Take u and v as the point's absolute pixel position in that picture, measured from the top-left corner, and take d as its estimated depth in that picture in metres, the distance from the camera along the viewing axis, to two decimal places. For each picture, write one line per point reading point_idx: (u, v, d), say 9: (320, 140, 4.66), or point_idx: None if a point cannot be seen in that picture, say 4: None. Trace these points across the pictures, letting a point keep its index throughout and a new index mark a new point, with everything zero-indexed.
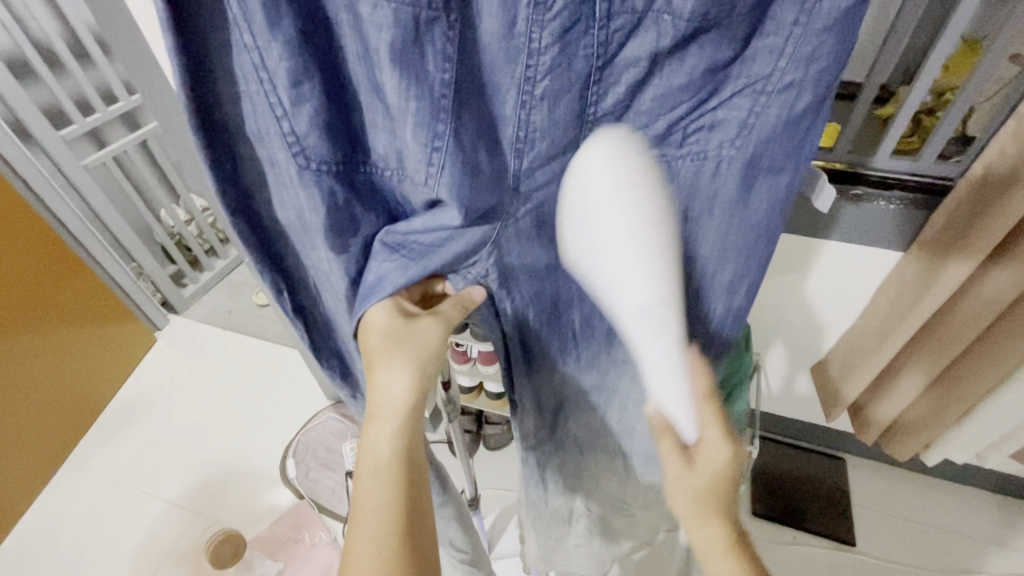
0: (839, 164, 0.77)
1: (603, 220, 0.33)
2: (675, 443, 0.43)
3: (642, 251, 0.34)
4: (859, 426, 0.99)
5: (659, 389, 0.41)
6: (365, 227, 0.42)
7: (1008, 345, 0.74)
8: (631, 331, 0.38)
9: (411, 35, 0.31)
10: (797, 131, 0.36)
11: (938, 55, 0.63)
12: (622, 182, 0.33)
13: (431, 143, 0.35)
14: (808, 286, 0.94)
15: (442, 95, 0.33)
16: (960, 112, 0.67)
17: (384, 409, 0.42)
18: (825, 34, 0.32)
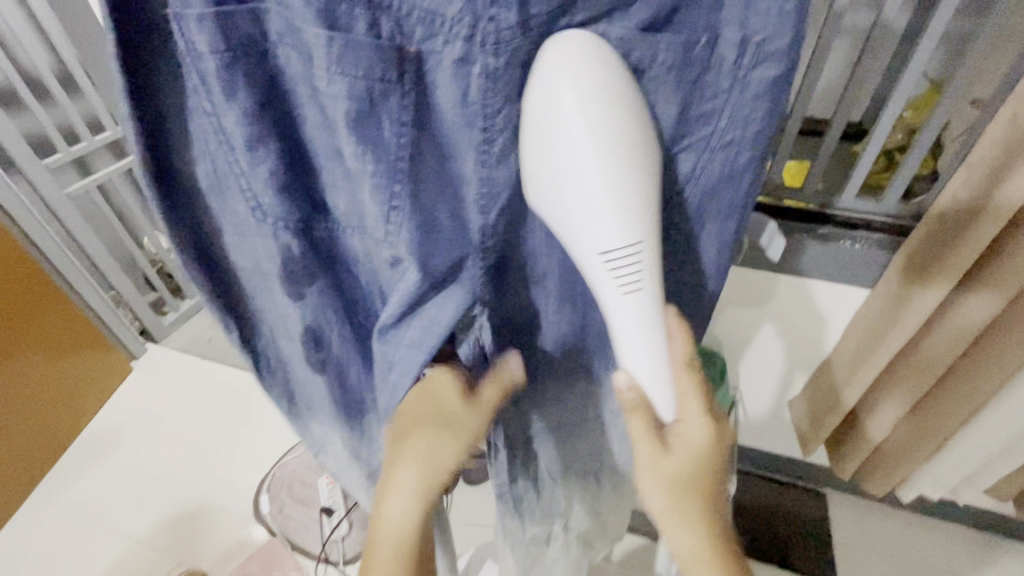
0: (808, 204, 0.81)
1: (570, 145, 0.32)
2: (650, 422, 0.41)
3: (609, 182, 0.33)
4: (834, 462, 0.99)
5: (632, 353, 0.39)
6: (321, 278, 0.44)
7: (975, 381, 0.76)
8: (603, 284, 0.36)
9: (366, 105, 0.33)
10: (736, 183, 0.38)
11: (901, 93, 0.68)
12: (593, 115, 0.32)
13: (389, 202, 0.36)
14: (783, 321, 0.95)
15: (398, 159, 0.35)
16: (921, 153, 0.72)
17: (410, 459, 0.44)
18: (759, 99, 0.35)
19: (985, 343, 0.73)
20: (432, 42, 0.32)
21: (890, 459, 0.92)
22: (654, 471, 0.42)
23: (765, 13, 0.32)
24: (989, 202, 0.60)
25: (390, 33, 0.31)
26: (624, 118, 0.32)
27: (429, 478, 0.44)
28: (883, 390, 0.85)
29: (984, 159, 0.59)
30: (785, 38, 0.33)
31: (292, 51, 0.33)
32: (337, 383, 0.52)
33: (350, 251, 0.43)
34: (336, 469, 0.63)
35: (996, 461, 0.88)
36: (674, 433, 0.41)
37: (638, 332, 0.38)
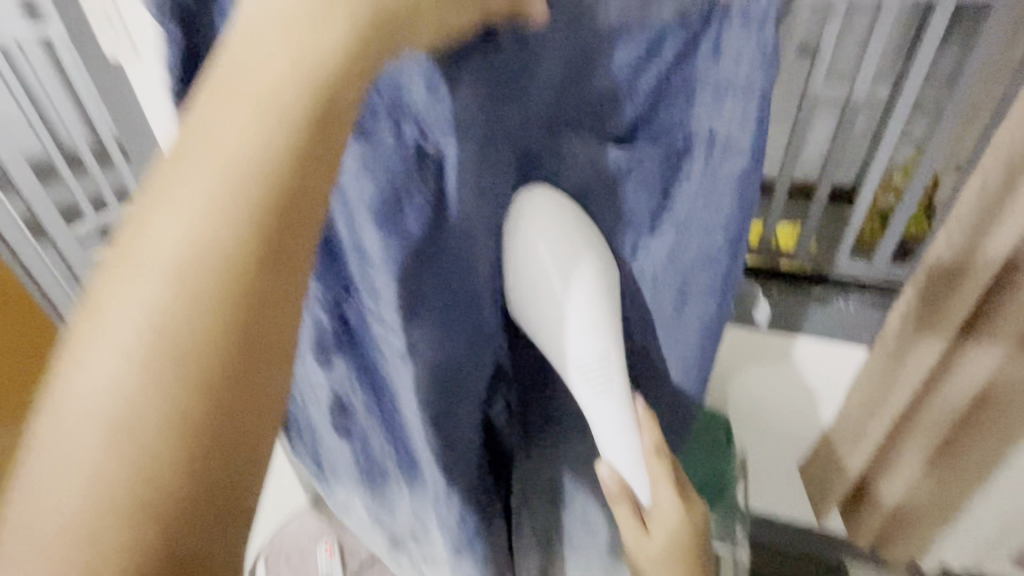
0: (804, 264, 0.86)
1: (539, 260, 0.35)
2: (631, 510, 0.40)
3: (580, 298, 0.35)
4: (849, 530, 0.95)
5: (612, 451, 0.38)
6: (347, 357, 0.39)
7: (981, 438, 0.76)
8: (581, 395, 0.37)
9: (390, 196, 0.30)
10: (720, 262, 0.37)
11: (879, 160, 0.74)
12: (559, 249, 0.34)
13: (411, 310, 0.33)
14: (780, 382, 0.95)
15: (422, 246, 0.31)
16: (906, 216, 0.77)
17: (92, 379, 0.21)
18: (728, 186, 0.34)
19: (988, 400, 0.73)
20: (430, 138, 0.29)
21: (905, 526, 0.89)
22: (640, 550, 0.41)
23: (730, 107, 0.32)
24: (973, 255, 0.64)
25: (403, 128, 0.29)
26: (578, 245, 0.35)
27: (147, 410, 0.21)
28: (891, 454, 0.84)
29: (962, 222, 0.62)
30: (747, 133, 0.33)
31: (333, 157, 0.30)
32: (361, 451, 0.48)
33: (374, 354, 0.37)
34: (360, 526, 0.59)
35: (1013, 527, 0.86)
36: (653, 516, 0.41)
37: (614, 434, 0.38)
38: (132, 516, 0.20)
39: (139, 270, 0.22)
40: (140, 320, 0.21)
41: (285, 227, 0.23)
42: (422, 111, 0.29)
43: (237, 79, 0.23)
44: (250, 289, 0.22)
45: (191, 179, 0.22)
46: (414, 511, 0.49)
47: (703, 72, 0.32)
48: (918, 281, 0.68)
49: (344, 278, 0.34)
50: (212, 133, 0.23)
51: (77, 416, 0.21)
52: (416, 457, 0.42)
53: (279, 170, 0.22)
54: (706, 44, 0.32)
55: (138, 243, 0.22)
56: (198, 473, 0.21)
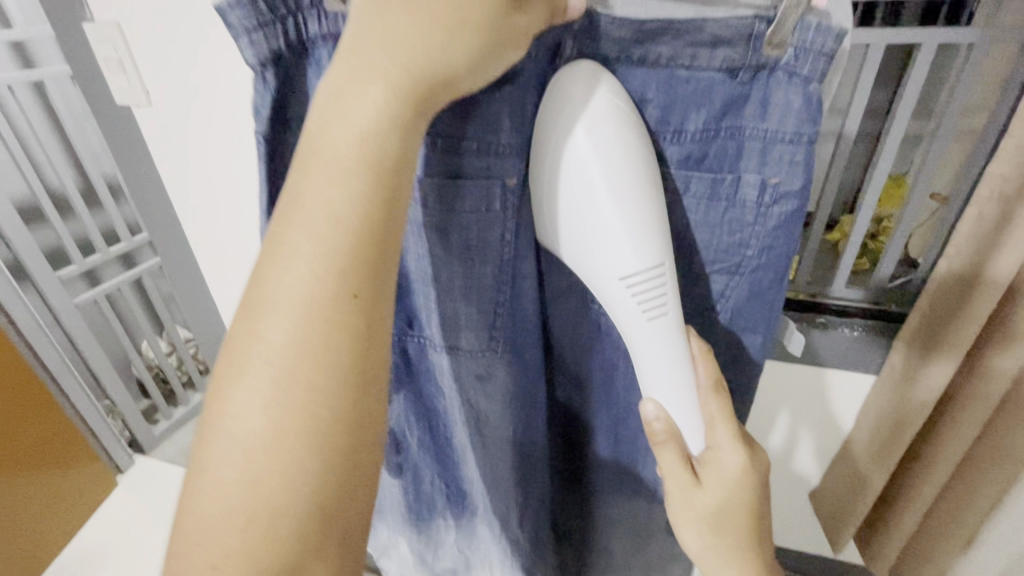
0: (800, 293, 0.89)
1: (581, 167, 0.30)
2: (679, 454, 0.35)
3: (630, 207, 0.30)
4: (867, 558, 0.94)
5: (665, 391, 0.35)
6: (405, 395, 0.41)
7: (993, 466, 0.76)
8: (630, 315, 0.33)
9: (476, 226, 0.32)
10: (768, 300, 0.38)
11: (873, 191, 0.77)
12: (602, 140, 0.29)
13: (490, 337, 0.35)
14: (789, 411, 0.95)
15: (503, 272, 0.34)
16: (900, 240, 0.80)
17: (226, 445, 0.23)
18: (778, 232, 0.35)
19: (996, 423, 0.74)
20: (497, 156, 0.31)
21: (924, 553, 0.88)
22: (689, 507, 0.37)
23: (779, 159, 0.33)
24: (978, 276, 0.65)
25: (473, 146, 0.31)
26: (632, 147, 0.30)
27: (274, 475, 0.22)
28: (908, 481, 0.84)
29: (962, 254, 0.66)
30: (796, 183, 0.33)
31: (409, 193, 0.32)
32: (409, 491, 0.47)
33: (436, 390, 0.39)
34: (399, 567, 0.55)
35: None
36: (704, 462, 0.36)
37: (665, 366, 0.34)
38: (300, 514, 0.22)
39: (258, 343, 0.23)
40: (262, 388, 0.23)
41: (372, 281, 0.23)
42: (483, 132, 0.31)
43: (321, 139, 0.24)
44: (356, 312, 0.23)
45: (292, 252, 0.23)
46: (460, 547, 0.49)
47: (752, 125, 0.33)
48: (940, 284, 0.69)
49: (411, 310, 0.37)
50: (301, 192, 0.24)
51: (213, 475, 0.23)
52: (469, 486, 0.43)
53: (358, 227, 0.23)
54: (754, 101, 0.32)
55: (253, 314, 0.23)
56: (330, 473, 0.23)
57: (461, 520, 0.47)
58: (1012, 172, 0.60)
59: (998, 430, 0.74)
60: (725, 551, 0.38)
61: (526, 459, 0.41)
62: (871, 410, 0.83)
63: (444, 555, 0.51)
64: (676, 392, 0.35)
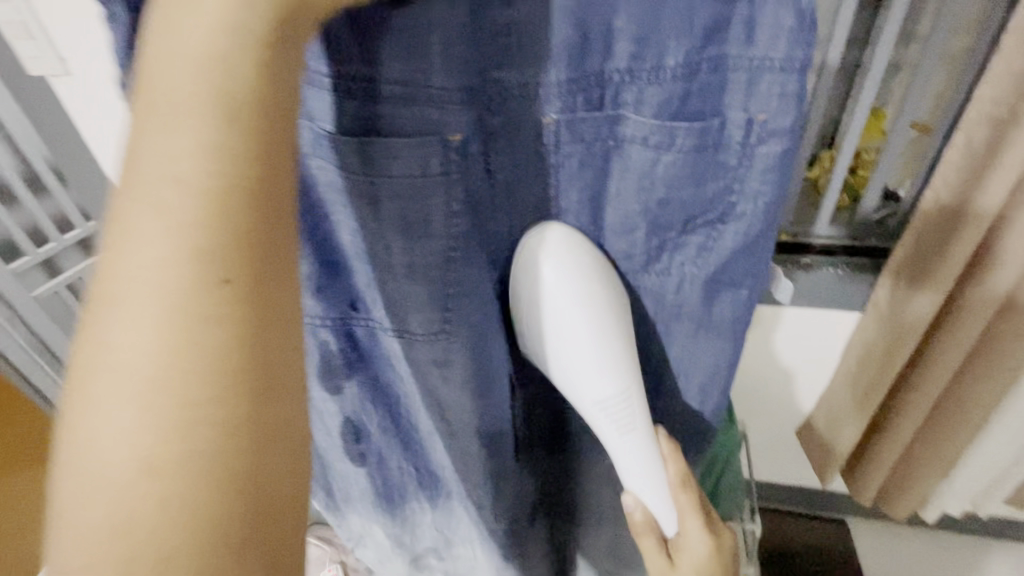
0: (786, 233, 0.86)
1: (559, 314, 0.34)
2: (655, 539, 0.39)
3: (603, 347, 0.35)
4: (852, 488, 0.98)
5: (640, 483, 0.38)
6: (358, 380, 0.39)
7: (976, 396, 0.77)
8: (604, 431, 0.36)
9: (415, 196, 0.29)
10: (756, 253, 0.35)
11: (857, 123, 0.73)
12: (567, 264, 0.34)
13: (443, 321, 0.32)
14: (772, 353, 0.96)
15: (451, 252, 0.31)
16: (884, 173, 0.78)
17: (87, 487, 0.18)
18: (768, 175, 0.32)
19: (980, 354, 0.75)
20: (431, 107, 0.28)
21: (905, 480, 0.91)
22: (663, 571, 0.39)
23: (767, 92, 0.29)
24: (969, 207, 0.63)
25: (395, 94, 0.27)
26: (603, 296, 0.35)
27: (151, 511, 0.18)
28: (894, 414, 0.85)
29: (949, 183, 0.64)
30: (787, 119, 0.30)
31: (323, 160, 0.29)
32: (376, 479, 0.45)
33: (392, 372, 0.38)
34: (377, 551, 0.55)
35: (1009, 471, 0.88)
36: (678, 548, 0.39)
37: (638, 468, 0.37)
38: (191, 559, 0.18)
39: (111, 351, 0.19)
40: (123, 405, 0.19)
41: (252, 268, 0.20)
42: (408, 78, 0.27)
43: (163, 96, 0.20)
44: (237, 296, 0.20)
45: (141, 231, 0.19)
46: (438, 527, 0.48)
47: (736, 53, 0.29)
48: (927, 220, 0.67)
49: (355, 291, 0.35)
50: (159, 160, 0.20)
51: (75, 528, 0.18)
52: (440, 468, 0.42)
53: (223, 183, 0.20)
54: (739, 23, 0.28)
55: (105, 318, 0.19)
56: (230, 497, 0.19)
57: (436, 501, 0.46)
58: (1004, 96, 0.57)
59: (982, 360, 0.75)
60: None
61: (494, 449, 0.39)
62: (855, 349, 0.83)
63: (422, 536, 0.50)
64: (647, 480, 0.38)
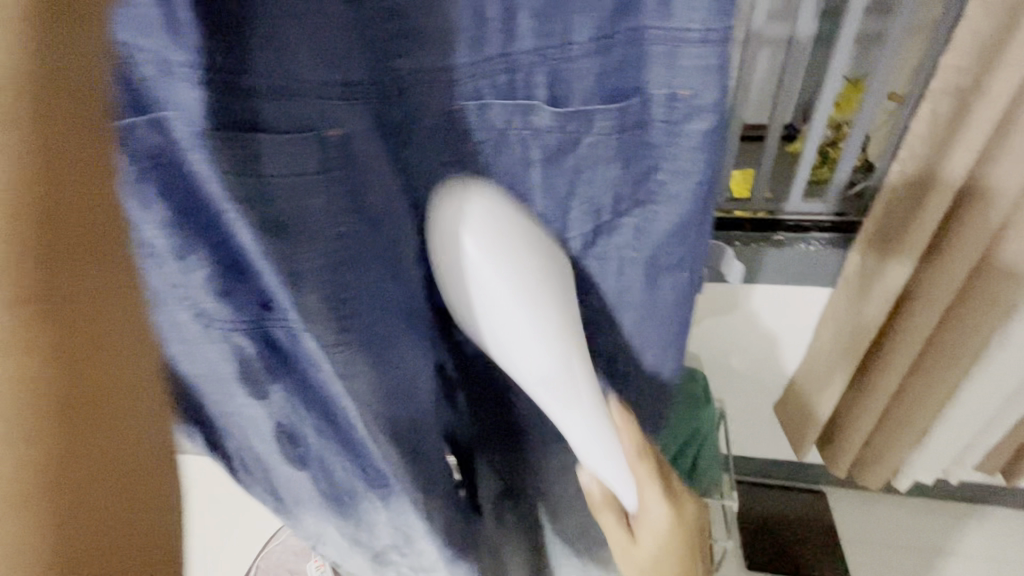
0: (760, 212, 0.84)
1: (490, 293, 0.33)
2: (615, 516, 0.42)
3: (541, 329, 0.34)
4: (828, 461, 0.99)
5: (594, 458, 0.39)
6: (284, 381, 0.39)
7: (944, 366, 0.78)
8: (549, 404, 0.36)
9: (300, 192, 0.28)
10: (689, 231, 0.38)
11: (828, 95, 0.72)
12: (486, 242, 0.33)
13: (338, 323, 0.32)
14: (745, 330, 0.96)
15: (336, 255, 0.30)
16: (855, 146, 0.77)
17: None
18: (695, 150, 0.34)
19: (946, 324, 0.75)
20: (299, 100, 0.26)
21: (879, 451, 0.93)
22: (626, 556, 0.43)
23: (690, 66, 0.31)
24: (933, 178, 0.63)
25: (257, 82, 0.25)
26: (534, 267, 0.34)
27: None
28: (865, 386, 0.86)
29: (917, 155, 0.63)
30: (711, 93, 0.32)
31: (197, 160, 0.26)
32: (321, 477, 0.46)
33: (317, 373, 0.36)
34: (337, 548, 0.55)
35: (978, 439, 0.90)
36: (638, 522, 0.41)
37: (593, 446, 0.38)
38: None
39: None
40: None
41: (50, 287, 0.18)
42: (273, 68, 0.25)
43: None
44: (43, 327, 0.18)
45: None
46: (394, 525, 0.48)
47: (652, 27, 0.31)
48: (895, 191, 0.67)
49: (265, 290, 0.32)
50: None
51: None
52: (381, 464, 0.41)
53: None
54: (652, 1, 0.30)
55: None
56: (73, 525, 0.19)
57: (389, 501, 0.45)
58: (968, 62, 0.57)
59: (949, 330, 0.75)
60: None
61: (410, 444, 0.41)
62: (828, 324, 0.83)
63: (379, 534, 0.50)
64: (601, 452, 0.38)
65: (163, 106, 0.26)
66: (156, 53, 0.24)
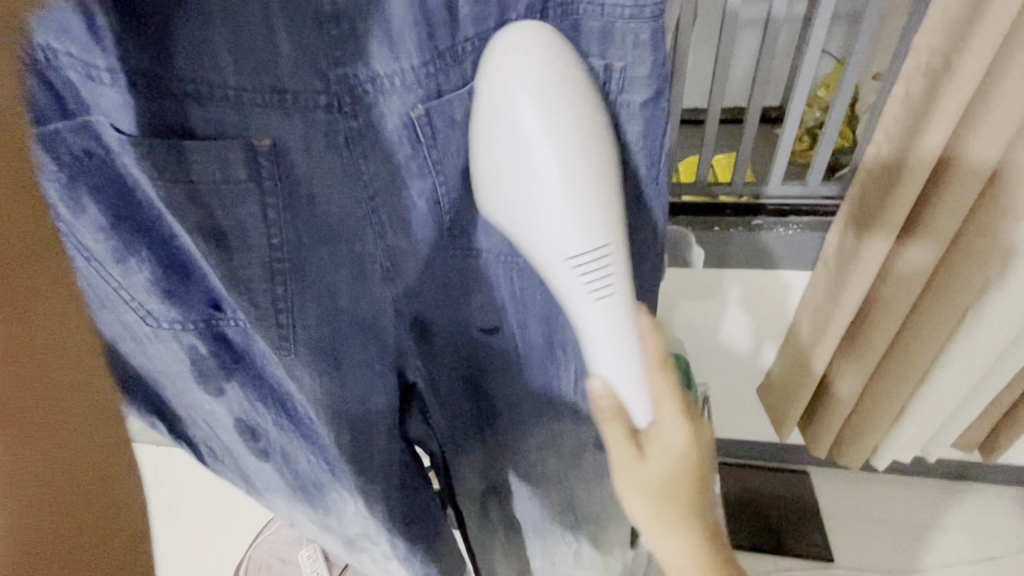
0: (742, 196, 0.83)
1: (520, 125, 0.33)
2: (627, 428, 0.39)
3: (567, 171, 0.33)
4: (809, 441, 1.01)
5: (606, 350, 0.38)
6: (238, 380, 0.41)
7: (920, 346, 0.79)
8: (565, 275, 0.35)
9: (232, 195, 0.32)
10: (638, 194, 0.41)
11: (804, 77, 0.71)
12: (541, 97, 0.32)
13: (276, 317, 0.35)
14: (727, 313, 0.97)
15: (274, 259, 0.34)
16: (835, 128, 0.75)
17: None
18: (635, 120, 0.38)
19: (922, 304, 0.76)
20: (226, 108, 0.30)
21: (857, 430, 0.94)
22: (634, 479, 0.40)
23: (622, 41, 0.35)
24: (904, 158, 0.63)
25: (187, 92, 0.29)
26: (575, 112, 0.33)
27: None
28: (843, 366, 0.87)
29: (891, 135, 0.64)
30: (646, 65, 0.36)
31: (131, 161, 0.31)
32: (288, 472, 0.48)
33: (264, 366, 0.40)
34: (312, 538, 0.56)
35: (956, 417, 0.91)
36: (650, 436, 0.39)
37: (606, 327, 0.37)
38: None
39: None
40: None
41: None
42: (198, 77, 0.29)
43: None
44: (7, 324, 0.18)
45: None
46: (363, 516, 0.49)
47: (585, 3, 0.35)
48: (869, 168, 0.67)
49: (211, 289, 0.36)
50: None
51: None
52: (331, 457, 0.44)
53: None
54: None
55: None
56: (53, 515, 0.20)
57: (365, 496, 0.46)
58: (938, 42, 0.57)
59: (926, 310, 0.76)
60: (677, 505, 0.40)
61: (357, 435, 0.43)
62: (807, 307, 0.84)
63: (350, 523, 0.51)
64: (612, 341, 0.37)
65: (92, 113, 0.30)
66: (79, 63, 0.28)
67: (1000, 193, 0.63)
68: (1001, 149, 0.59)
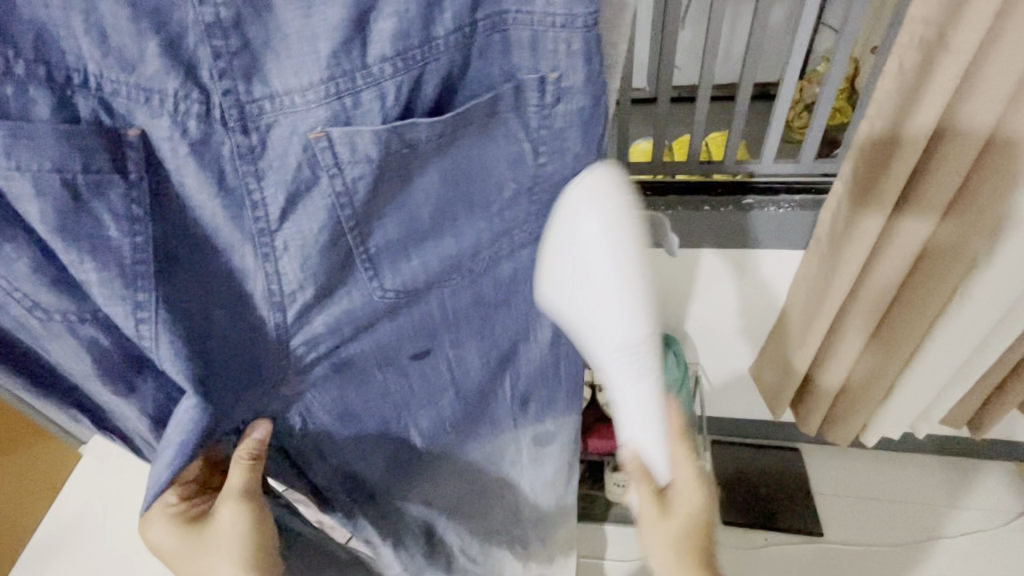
0: (735, 175, 0.82)
1: (584, 253, 0.38)
2: (651, 485, 0.47)
3: (625, 290, 0.38)
4: (799, 419, 1.02)
5: (638, 432, 0.45)
6: (146, 378, 0.39)
7: (910, 322, 0.79)
8: (618, 372, 0.41)
9: (71, 206, 0.31)
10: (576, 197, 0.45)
11: (797, 51, 0.69)
12: (605, 216, 0.37)
13: (136, 308, 0.33)
14: (719, 293, 0.96)
15: (135, 263, 0.33)
16: (828, 104, 0.74)
17: None
18: (570, 128, 0.42)
19: (914, 278, 0.75)
20: (85, 94, 0.30)
21: (847, 407, 0.95)
22: (656, 535, 0.48)
23: (555, 49, 0.37)
24: (900, 130, 0.62)
25: (28, 71, 0.29)
26: (628, 239, 0.37)
27: None
28: (833, 341, 0.86)
29: (883, 111, 0.62)
30: (580, 73, 0.39)
31: None
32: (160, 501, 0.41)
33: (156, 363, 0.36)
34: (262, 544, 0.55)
35: (945, 394, 0.92)
36: (673, 500, 0.47)
37: (643, 409, 0.43)
38: None
39: None
40: None
41: None
42: (52, 61, 0.29)
43: None
44: None
45: None
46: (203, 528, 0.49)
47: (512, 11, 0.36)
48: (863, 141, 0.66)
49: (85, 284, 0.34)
50: None
51: None
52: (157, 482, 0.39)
53: None
54: None
55: None
56: None
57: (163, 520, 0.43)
58: (934, 11, 0.55)
59: (917, 286, 0.75)
60: (689, 565, 0.47)
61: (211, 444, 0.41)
62: (800, 287, 0.83)
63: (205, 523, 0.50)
64: (646, 424, 0.44)
65: None
66: None
67: (990, 170, 0.62)
68: (992, 125, 0.59)
